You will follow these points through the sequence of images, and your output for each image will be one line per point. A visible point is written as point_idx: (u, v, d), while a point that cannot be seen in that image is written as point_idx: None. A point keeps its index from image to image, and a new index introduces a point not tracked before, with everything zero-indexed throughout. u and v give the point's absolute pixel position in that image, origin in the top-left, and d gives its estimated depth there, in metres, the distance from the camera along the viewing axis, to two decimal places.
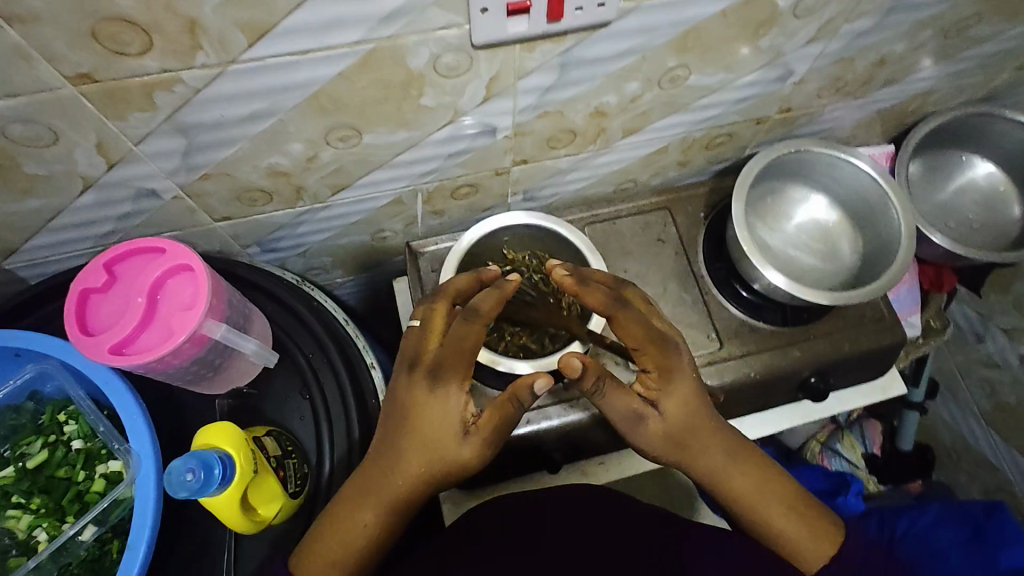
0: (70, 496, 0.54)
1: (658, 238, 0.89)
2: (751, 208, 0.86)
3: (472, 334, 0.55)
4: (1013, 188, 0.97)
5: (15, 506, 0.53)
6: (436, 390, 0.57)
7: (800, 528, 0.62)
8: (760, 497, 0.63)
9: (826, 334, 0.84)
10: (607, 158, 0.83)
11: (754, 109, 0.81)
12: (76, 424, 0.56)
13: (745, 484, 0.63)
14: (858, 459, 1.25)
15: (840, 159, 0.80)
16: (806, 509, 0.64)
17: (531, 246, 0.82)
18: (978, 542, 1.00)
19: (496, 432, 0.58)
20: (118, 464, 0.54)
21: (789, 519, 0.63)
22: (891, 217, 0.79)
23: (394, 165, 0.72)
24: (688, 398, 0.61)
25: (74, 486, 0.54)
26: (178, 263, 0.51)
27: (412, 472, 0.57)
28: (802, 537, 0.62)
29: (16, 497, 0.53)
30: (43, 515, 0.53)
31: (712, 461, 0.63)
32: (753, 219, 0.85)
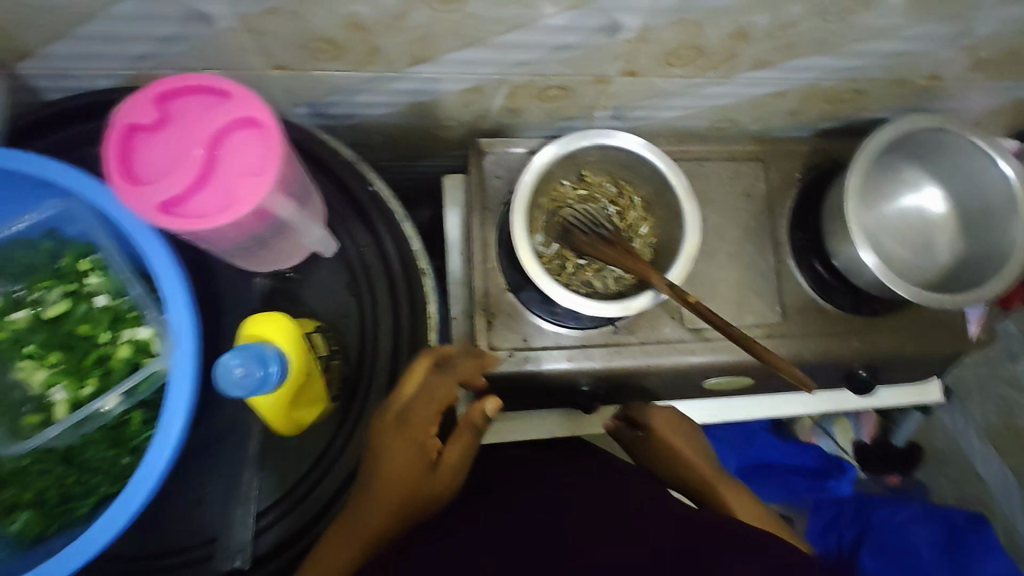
0: (92, 356, 0.49)
1: (744, 191, 0.81)
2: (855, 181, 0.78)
3: (445, 387, 0.55)
4: None
5: (30, 360, 0.48)
6: (406, 431, 0.53)
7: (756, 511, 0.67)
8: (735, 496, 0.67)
9: (890, 330, 0.79)
10: (719, 89, 0.72)
11: (901, 68, 0.70)
12: (103, 278, 0.50)
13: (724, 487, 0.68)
14: (846, 444, 1.28)
15: (975, 148, 0.71)
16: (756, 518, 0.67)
17: (613, 173, 0.73)
18: (954, 546, 1.05)
19: (462, 461, 0.57)
20: (151, 330, 0.49)
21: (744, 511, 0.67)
22: (1011, 226, 0.70)
23: (492, 45, 0.61)
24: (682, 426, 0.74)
25: (98, 348, 0.49)
26: (247, 116, 0.42)
27: (382, 517, 0.51)
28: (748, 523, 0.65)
29: (34, 350, 0.48)
30: (62, 374, 0.48)
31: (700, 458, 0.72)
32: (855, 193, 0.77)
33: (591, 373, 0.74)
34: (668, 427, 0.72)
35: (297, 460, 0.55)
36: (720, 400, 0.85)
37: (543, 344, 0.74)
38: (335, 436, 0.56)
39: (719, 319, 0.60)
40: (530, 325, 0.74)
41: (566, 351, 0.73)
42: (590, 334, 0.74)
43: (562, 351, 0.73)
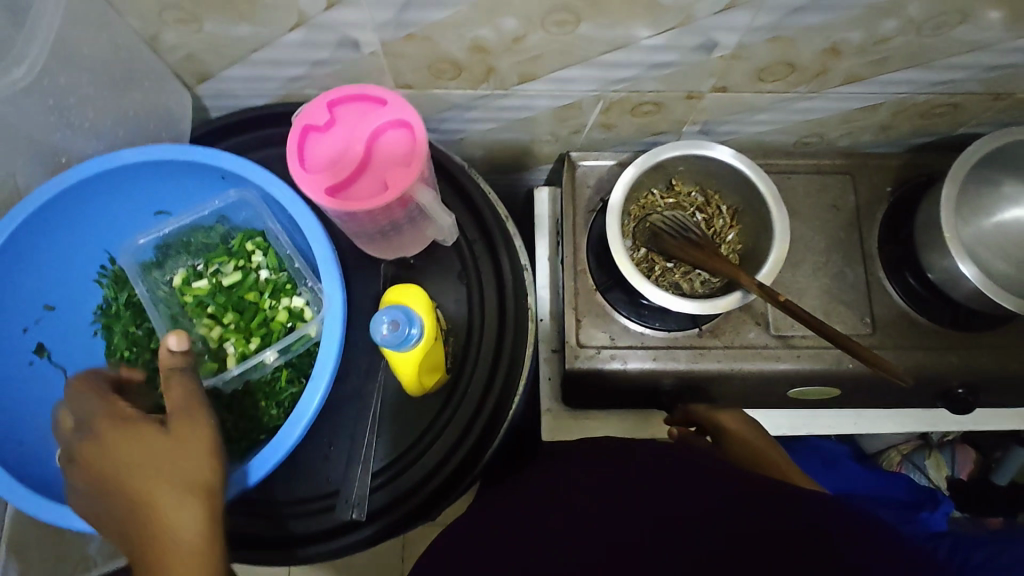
0: (255, 319, 0.62)
1: (833, 204, 0.82)
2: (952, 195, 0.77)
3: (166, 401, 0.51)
4: None
5: (208, 321, 0.62)
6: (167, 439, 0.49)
7: None
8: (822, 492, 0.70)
9: (991, 348, 0.77)
10: (809, 104, 0.75)
11: (1001, 82, 0.71)
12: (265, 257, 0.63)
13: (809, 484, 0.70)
14: (940, 480, 1.21)
15: None
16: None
17: (702, 182, 0.77)
18: None
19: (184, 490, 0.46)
20: (303, 300, 0.62)
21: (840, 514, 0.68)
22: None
23: (596, 63, 0.67)
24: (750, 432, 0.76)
25: (260, 312, 0.62)
26: (399, 118, 0.50)
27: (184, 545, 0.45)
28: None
29: (212, 313, 0.62)
30: (233, 332, 0.62)
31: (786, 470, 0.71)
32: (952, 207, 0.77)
33: (675, 374, 0.77)
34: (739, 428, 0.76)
35: (407, 429, 0.61)
36: (805, 413, 0.85)
37: (629, 344, 0.77)
38: (444, 408, 0.61)
39: (811, 317, 0.62)
40: (616, 325, 0.78)
41: (652, 351, 0.77)
42: (676, 336, 0.77)
43: (647, 351, 0.77)
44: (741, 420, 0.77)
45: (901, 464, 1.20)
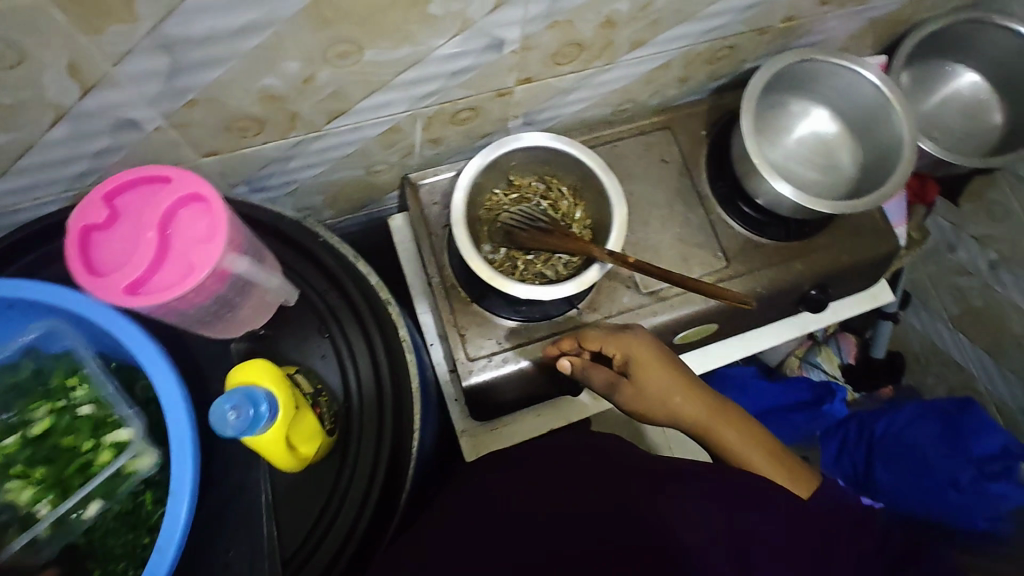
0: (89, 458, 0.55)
1: (661, 158, 0.88)
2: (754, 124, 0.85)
3: None
4: (993, 96, 0.99)
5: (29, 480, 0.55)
6: None
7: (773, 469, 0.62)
8: (743, 443, 0.63)
9: (825, 248, 0.86)
10: (609, 75, 0.80)
11: (760, 17, 0.79)
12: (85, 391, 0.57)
13: (729, 434, 0.63)
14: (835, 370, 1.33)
15: (844, 68, 0.79)
16: (789, 463, 0.63)
17: (536, 172, 0.79)
18: (953, 437, 1.10)
19: None
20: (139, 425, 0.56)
21: (770, 463, 0.62)
22: (892, 120, 0.79)
23: (397, 85, 0.67)
24: (665, 379, 0.65)
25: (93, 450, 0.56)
26: (188, 193, 0.46)
27: None
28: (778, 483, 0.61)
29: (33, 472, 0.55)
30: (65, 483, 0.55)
31: (699, 414, 0.65)
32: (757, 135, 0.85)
33: None
34: (651, 383, 0.66)
35: (311, 501, 0.58)
36: (696, 353, 0.90)
37: (518, 342, 0.78)
38: (341, 468, 0.58)
39: (659, 269, 0.65)
40: (500, 329, 0.78)
41: (538, 345, 0.78)
42: (557, 322, 0.79)
43: (536, 344, 0.78)
44: (652, 351, 0.67)
45: (800, 367, 1.31)
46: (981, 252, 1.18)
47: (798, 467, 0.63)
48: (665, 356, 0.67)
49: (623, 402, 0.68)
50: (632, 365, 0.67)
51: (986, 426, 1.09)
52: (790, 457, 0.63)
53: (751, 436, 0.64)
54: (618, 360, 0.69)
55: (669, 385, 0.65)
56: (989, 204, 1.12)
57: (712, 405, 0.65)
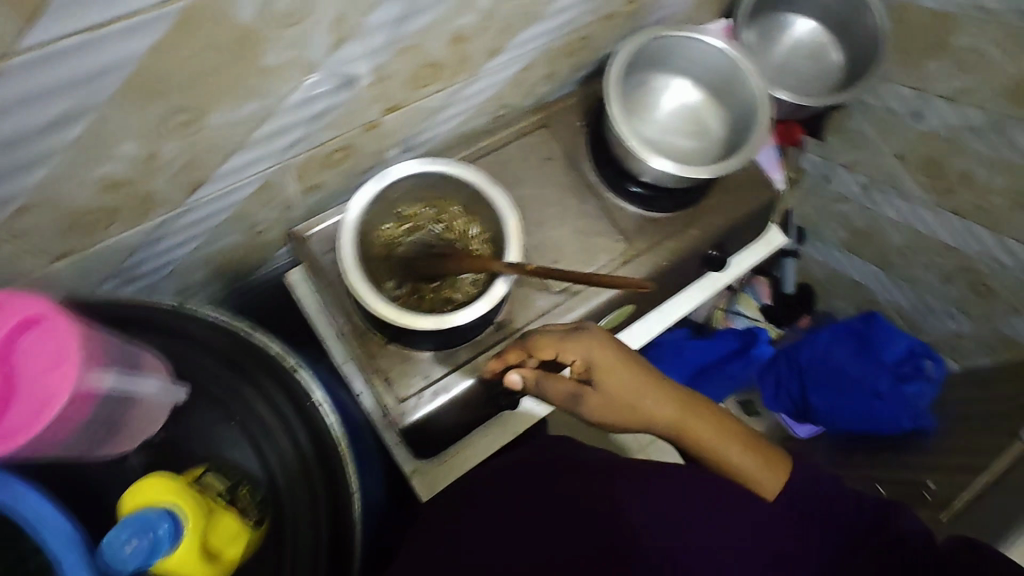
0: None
1: (545, 157, 0.88)
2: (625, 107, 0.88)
3: None
4: (828, 37, 1.07)
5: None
6: None
7: (749, 462, 0.60)
8: (713, 437, 0.63)
9: (714, 210, 0.90)
10: (474, 88, 0.79)
11: (604, 5, 0.81)
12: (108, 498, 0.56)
13: (698, 428, 0.64)
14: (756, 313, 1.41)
15: (691, 40, 0.84)
16: (762, 446, 0.62)
17: (422, 198, 0.78)
18: (867, 350, 1.19)
19: None
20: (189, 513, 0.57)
21: (741, 451, 0.61)
22: (744, 80, 0.84)
23: (254, 142, 0.63)
24: (625, 382, 0.65)
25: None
26: (26, 324, 0.43)
27: None
28: (750, 471, 0.60)
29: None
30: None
31: (666, 412, 0.65)
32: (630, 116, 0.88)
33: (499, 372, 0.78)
34: (610, 387, 0.65)
35: None
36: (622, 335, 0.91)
37: (445, 371, 0.76)
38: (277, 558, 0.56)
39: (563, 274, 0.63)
40: (423, 362, 0.77)
41: (464, 369, 0.77)
42: (476, 341, 0.78)
43: (463, 369, 0.77)
44: (609, 353, 0.66)
45: (726, 318, 1.37)
46: (852, 178, 1.26)
47: (772, 450, 0.62)
48: (625, 359, 0.66)
49: (587, 412, 0.66)
50: (591, 370, 0.66)
51: (890, 334, 1.19)
52: (764, 443, 0.62)
53: (719, 430, 0.64)
54: (577, 365, 0.67)
55: (631, 389, 0.65)
56: (849, 135, 1.22)
57: (677, 402, 0.65)
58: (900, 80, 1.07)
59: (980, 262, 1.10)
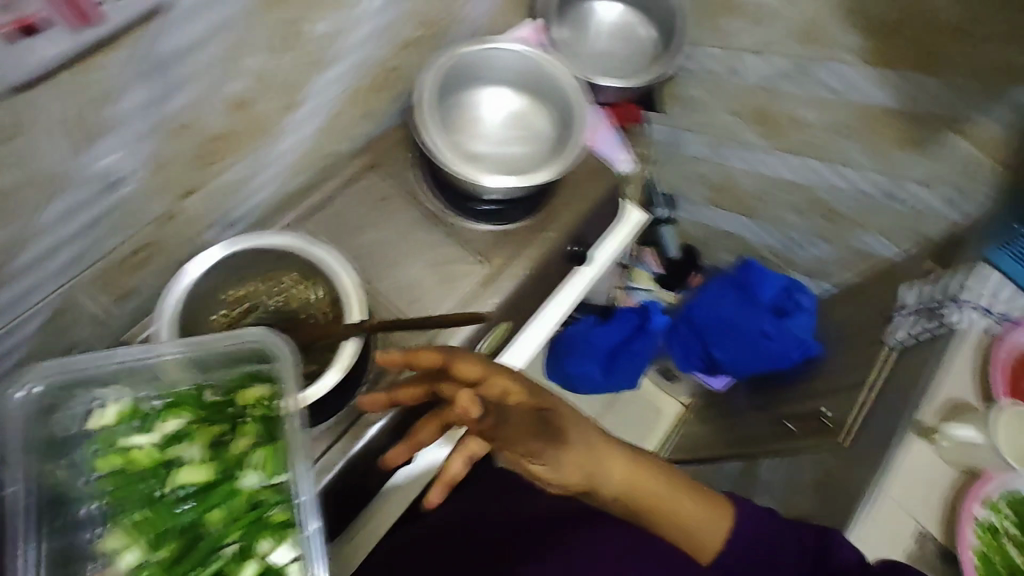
0: (221, 427, 0.53)
1: (382, 197, 0.85)
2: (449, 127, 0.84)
3: None
4: (633, 16, 1.09)
5: (142, 551, 0.49)
6: None
7: (698, 513, 0.63)
8: (664, 492, 0.63)
9: (564, 207, 0.91)
10: (280, 148, 0.74)
11: (395, 35, 0.77)
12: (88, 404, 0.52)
13: (646, 478, 0.63)
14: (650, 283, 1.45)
15: (491, 50, 0.84)
16: (705, 492, 0.65)
17: (235, 283, 0.71)
18: (748, 294, 1.23)
19: None
20: (267, 386, 0.54)
21: (691, 498, 0.64)
22: (551, 76, 0.86)
23: (19, 273, 0.56)
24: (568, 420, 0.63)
25: (213, 426, 0.53)
26: None
27: None
28: (703, 519, 0.63)
29: (139, 544, 0.49)
30: (234, 553, 0.50)
31: (614, 459, 0.63)
32: (456, 135, 0.84)
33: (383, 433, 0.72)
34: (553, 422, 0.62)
35: None
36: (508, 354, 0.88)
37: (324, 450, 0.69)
38: None
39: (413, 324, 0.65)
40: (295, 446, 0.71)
41: (336, 450, 0.70)
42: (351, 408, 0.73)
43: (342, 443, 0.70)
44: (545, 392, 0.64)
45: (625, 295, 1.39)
46: (696, 139, 1.29)
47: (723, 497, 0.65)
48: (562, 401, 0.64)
49: (540, 447, 0.60)
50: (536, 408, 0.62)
51: (764, 273, 1.24)
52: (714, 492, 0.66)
53: (674, 480, 0.64)
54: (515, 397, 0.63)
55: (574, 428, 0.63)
56: (682, 101, 1.25)
57: (628, 448, 0.65)
58: (710, 42, 1.12)
59: (822, 193, 1.18)
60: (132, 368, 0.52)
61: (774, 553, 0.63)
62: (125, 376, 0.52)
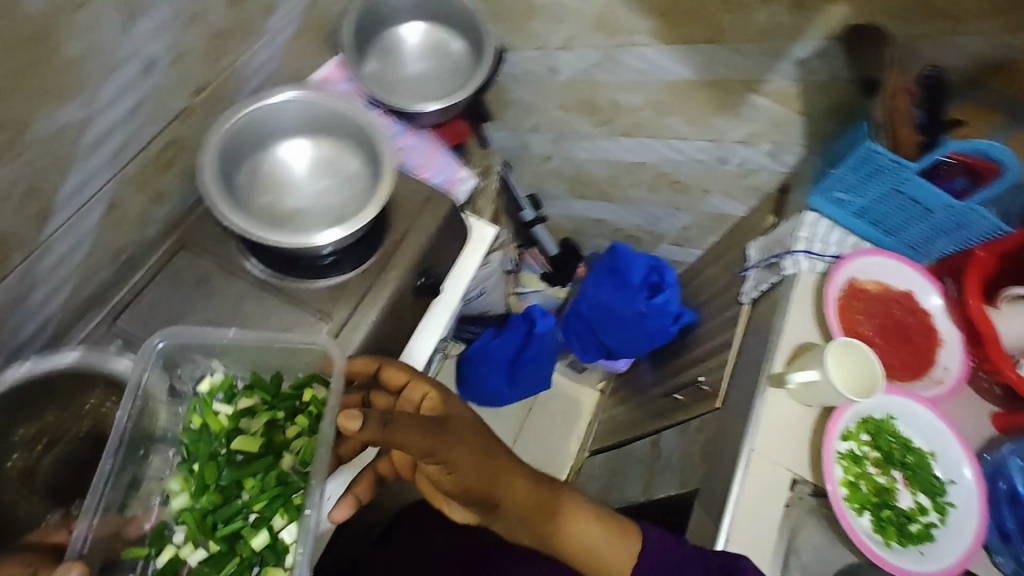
0: (281, 412, 0.69)
1: (200, 276, 0.78)
2: (255, 201, 0.79)
3: None
4: (444, 31, 1.07)
5: (187, 498, 0.64)
6: None
7: (604, 538, 0.71)
8: (568, 516, 0.70)
9: (403, 240, 0.87)
10: (54, 254, 0.67)
11: (163, 107, 0.71)
12: (192, 375, 0.70)
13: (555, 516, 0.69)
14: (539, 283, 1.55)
15: (269, 105, 0.80)
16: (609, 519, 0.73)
17: (26, 421, 0.65)
18: (620, 278, 1.23)
19: None
20: (323, 387, 0.70)
21: (598, 521, 0.72)
22: (342, 108, 0.82)
23: None
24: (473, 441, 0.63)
25: (276, 410, 0.69)
26: None
27: None
28: (607, 545, 0.71)
29: (187, 491, 0.64)
30: (252, 521, 0.63)
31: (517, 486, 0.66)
32: (265, 205, 0.80)
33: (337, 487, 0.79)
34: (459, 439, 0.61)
35: None
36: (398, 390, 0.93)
37: None
38: None
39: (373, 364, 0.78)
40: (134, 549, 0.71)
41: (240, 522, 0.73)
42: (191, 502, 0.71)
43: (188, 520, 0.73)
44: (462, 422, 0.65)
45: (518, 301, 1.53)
46: (540, 137, 1.31)
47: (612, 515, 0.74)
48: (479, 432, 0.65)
49: (450, 446, 0.59)
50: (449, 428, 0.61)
51: (631, 253, 1.23)
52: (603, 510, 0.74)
53: (570, 502, 0.72)
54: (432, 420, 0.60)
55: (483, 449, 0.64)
56: (516, 104, 1.25)
57: (529, 469, 0.70)
58: (524, 45, 1.11)
59: (663, 167, 1.22)
60: (226, 352, 0.69)
61: (674, 557, 0.72)
62: (222, 356, 0.70)
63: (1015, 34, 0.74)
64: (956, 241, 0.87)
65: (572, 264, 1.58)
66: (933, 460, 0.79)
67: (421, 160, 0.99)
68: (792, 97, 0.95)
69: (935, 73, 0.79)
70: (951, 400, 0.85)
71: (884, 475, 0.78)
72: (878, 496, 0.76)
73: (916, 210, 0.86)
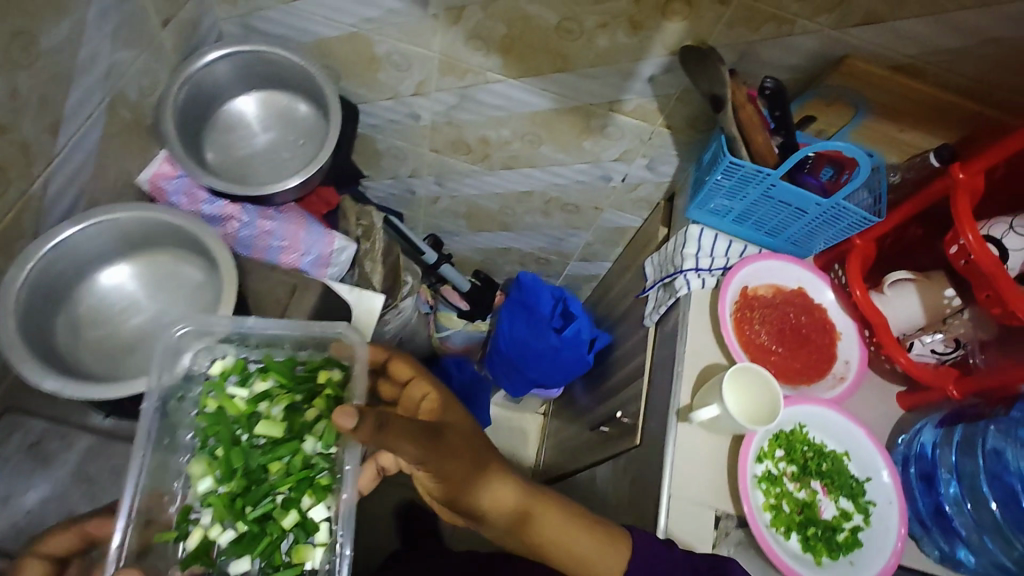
0: (299, 395, 0.66)
1: (30, 441, 0.68)
2: (87, 350, 0.69)
3: None
4: (285, 93, 0.98)
5: (212, 481, 0.62)
6: None
7: (597, 549, 0.67)
8: (569, 531, 0.67)
9: None
10: None
11: None
12: (204, 355, 0.67)
13: (553, 526, 0.67)
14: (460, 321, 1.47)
15: (63, 244, 0.67)
16: (600, 529, 0.69)
17: None
18: (530, 311, 1.18)
19: None
20: (340, 370, 0.68)
21: (588, 533, 0.68)
22: (156, 219, 0.72)
23: None
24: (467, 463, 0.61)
25: (295, 393, 0.66)
26: None
27: None
28: (596, 556, 0.67)
29: (211, 474, 0.62)
30: (280, 502, 0.62)
31: (510, 505, 0.65)
32: (101, 351, 0.70)
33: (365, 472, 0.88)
34: (453, 459, 0.60)
35: None
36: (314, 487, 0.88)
37: None
38: None
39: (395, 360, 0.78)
40: None
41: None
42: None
43: None
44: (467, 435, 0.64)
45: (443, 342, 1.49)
46: (422, 180, 1.25)
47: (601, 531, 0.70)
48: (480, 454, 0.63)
49: (442, 458, 0.58)
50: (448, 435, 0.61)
51: (535, 284, 1.18)
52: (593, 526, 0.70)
53: (580, 512, 0.69)
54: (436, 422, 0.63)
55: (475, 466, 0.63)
56: (387, 153, 1.18)
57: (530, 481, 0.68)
58: (375, 97, 1.04)
59: (551, 192, 1.18)
60: (243, 336, 0.67)
61: (653, 553, 0.68)
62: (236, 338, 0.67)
63: (841, 31, 0.73)
64: (833, 234, 0.86)
65: (491, 296, 1.49)
66: (847, 460, 0.79)
67: (287, 243, 0.94)
68: (652, 112, 0.93)
69: (772, 83, 0.77)
70: (855, 392, 0.85)
71: (802, 488, 0.77)
72: (800, 514, 0.75)
73: (788, 211, 0.85)
